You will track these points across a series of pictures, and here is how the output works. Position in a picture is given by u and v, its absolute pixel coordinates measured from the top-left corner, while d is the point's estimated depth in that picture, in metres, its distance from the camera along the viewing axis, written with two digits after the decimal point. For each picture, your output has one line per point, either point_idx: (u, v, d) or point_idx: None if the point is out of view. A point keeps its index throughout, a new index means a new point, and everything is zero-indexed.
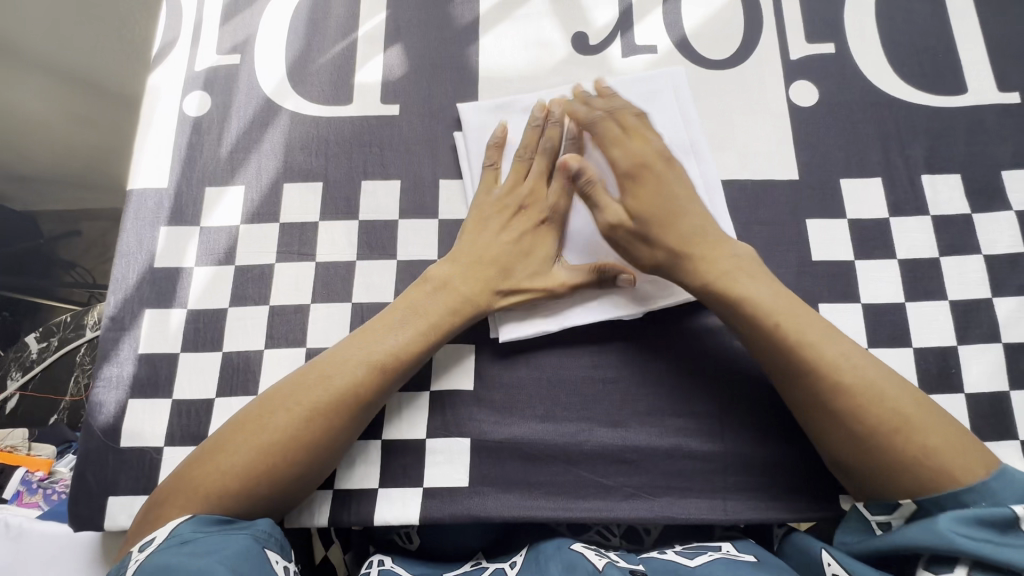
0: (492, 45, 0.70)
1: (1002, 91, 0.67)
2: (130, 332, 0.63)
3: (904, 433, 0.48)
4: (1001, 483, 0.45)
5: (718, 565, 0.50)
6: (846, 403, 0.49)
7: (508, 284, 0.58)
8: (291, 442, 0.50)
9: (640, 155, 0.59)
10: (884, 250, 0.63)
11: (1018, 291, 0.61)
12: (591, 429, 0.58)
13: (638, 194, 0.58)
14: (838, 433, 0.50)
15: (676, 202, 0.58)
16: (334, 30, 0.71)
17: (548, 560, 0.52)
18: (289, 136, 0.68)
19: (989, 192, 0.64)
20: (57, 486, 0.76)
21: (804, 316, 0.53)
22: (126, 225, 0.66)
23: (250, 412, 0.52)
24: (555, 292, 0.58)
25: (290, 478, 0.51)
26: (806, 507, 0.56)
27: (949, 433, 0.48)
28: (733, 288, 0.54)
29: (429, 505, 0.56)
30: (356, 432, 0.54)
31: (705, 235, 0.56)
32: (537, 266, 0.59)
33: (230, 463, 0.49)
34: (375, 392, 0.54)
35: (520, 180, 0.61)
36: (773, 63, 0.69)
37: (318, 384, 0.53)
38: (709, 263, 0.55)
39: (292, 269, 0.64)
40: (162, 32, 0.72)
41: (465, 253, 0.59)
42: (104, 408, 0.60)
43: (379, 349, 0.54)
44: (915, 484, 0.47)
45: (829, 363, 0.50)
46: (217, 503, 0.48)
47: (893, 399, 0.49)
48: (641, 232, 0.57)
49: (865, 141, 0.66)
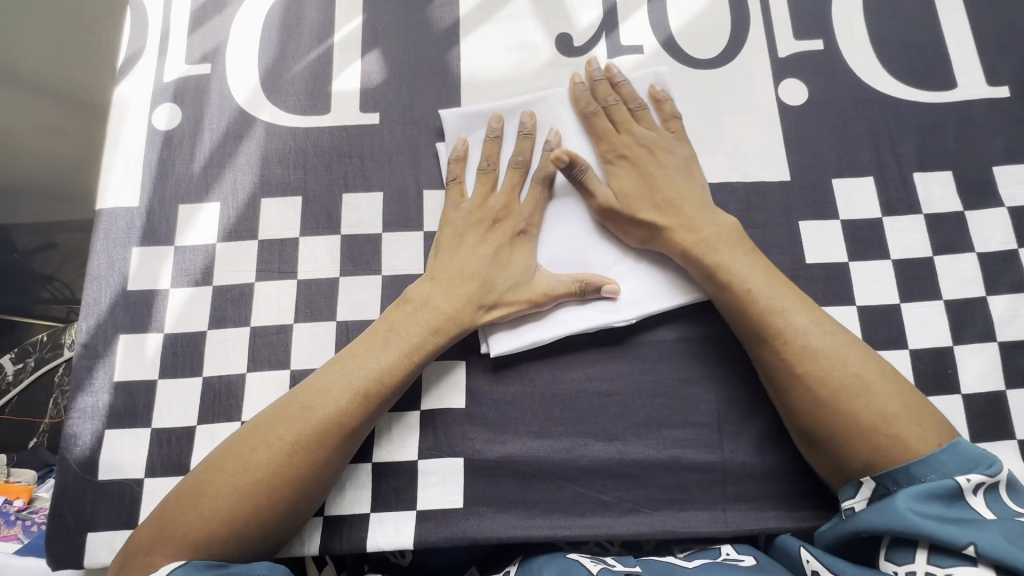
0: (473, 49, 0.68)
1: (991, 85, 0.66)
2: (105, 359, 0.60)
3: (864, 399, 0.50)
4: (950, 456, 0.46)
5: (717, 569, 0.49)
6: (813, 367, 0.51)
7: (491, 301, 0.56)
8: (275, 478, 0.49)
9: (633, 142, 0.60)
10: (877, 251, 0.62)
11: (1011, 289, 0.60)
12: (588, 445, 0.57)
13: (625, 172, 0.60)
14: (803, 400, 0.51)
15: (667, 177, 0.59)
16: (309, 36, 0.69)
17: (542, 566, 0.52)
18: (265, 149, 0.65)
19: (981, 188, 0.63)
20: (37, 516, 0.72)
21: (781, 286, 0.55)
22: (96, 247, 0.63)
23: (229, 449, 0.50)
24: (540, 304, 0.57)
25: (278, 515, 0.49)
26: (807, 516, 0.55)
27: (912, 407, 0.50)
28: (710, 255, 0.56)
29: (423, 528, 0.55)
30: (345, 460, 0.53)
31: (691, 207, 0.58)
32: (521, 281, 0.57)
33: (214, 507, 0.48)
34: (361, 421, 0.52)
35: (489, 193, 0.60)
36: (762, 61, 0.67)
37: (300, 416, 0.51)
38: (685, 234, 0.57)
39: (273, 287, 0.61)
40: (127, 42, 0.68)
41: (445, 273, 0.57)
42: (79, 439, 0.58)
43: (361, 376, 0.52)
44: (869, 453, 0.49)
45: (795, 329, 0.53)
46: (205, 548, 0.47)
47: (887, 394, 0.50)
48: (626, 210, 0.58)
49: (856, 139, 0.65)
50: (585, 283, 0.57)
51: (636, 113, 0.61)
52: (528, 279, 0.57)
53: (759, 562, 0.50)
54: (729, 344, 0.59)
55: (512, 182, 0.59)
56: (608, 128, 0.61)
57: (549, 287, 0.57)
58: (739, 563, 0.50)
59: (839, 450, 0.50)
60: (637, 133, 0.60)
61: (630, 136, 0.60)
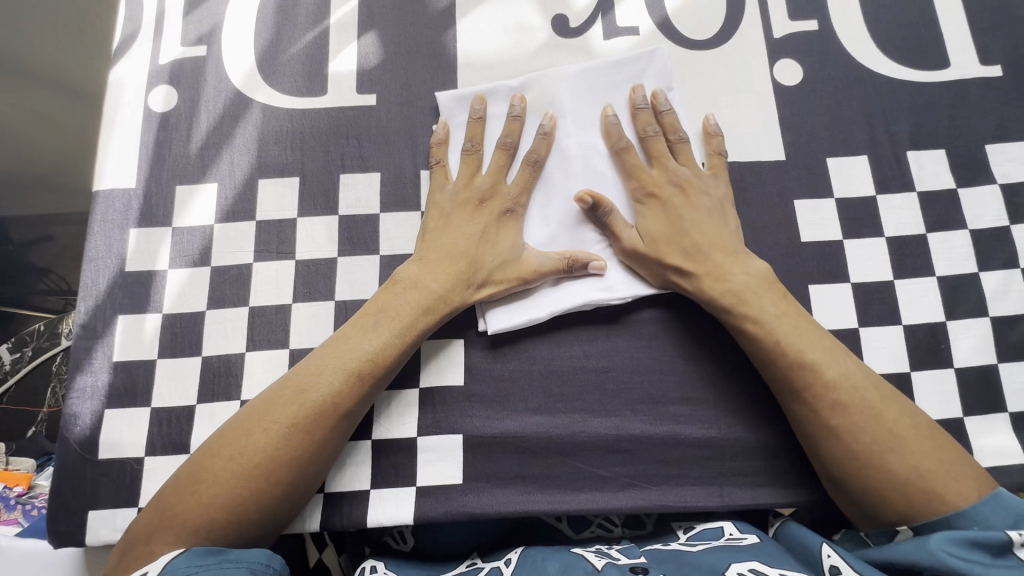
0: (470, 30, 0.68)
1: (983, 64, 0.67)
2: (104, 339, 0.60)
3: (897, 454, 0.49)
4: (992, 507, 0.46)
5: (720, 553, 0.48)
6: (841, 423, 0.51)
7: (481, 282, 0.57)
8: (270, 462, 0.49)
9: (665, 181, 0.59)
10: (871, 228, 0.62)
11: (1003, 265, 0.61)
12: (586, 420, 0.57)
13: (654, 212, 0.58)
14: (835, 451, 0.51)
15: (698, 217, 0.58)
16: (305, 18, 0.69)
17: (546, 561, 0.50)
18: (262, 131, 0.65)
19: (973, 166, 0.64)
20: (37, 501, 0.72)
21: (812, 336, 0.53)
22: (93, 228, 0.63)
23: (225, 435, 0.51)
24: (531, 280, 0.57)
25: (276, 498, 0.49)
26: (802, 488, 0.56)
27: (948, 460, 0.49)
28: (742, 305, 0.55)
29: (422, 504, 0.55)
30: (340, 442, 0.53)
31: (719, 249, 0.57)
32: (510, 261, 0.57)
33: (211, 494, 0.48)
34: (355, 402, 0.52)
35: (475, 174, 0.60)
36: (757, 41, 0.67)
37: (294, 400, 0.51)
38: (715, 281, 0.56)
39: (272, 268, 0.61)
40: (123, 24, 0.68)
41: (434, 256, 0.57)
42: (79, 419, 0.58)
43: (355, 357, 0.53)
44: (905, 506, 0.48)
45: (824, 382, 0.52)
46: (205, 533, 0.47)
47: (926, 451, 0.50)
48: (654, 254, 0.57)
49: (850, 118, 0.65)
50: (573, 260, 0.57)
51: (675, 147, 0.60)
52: (517, 258, 0.58)
53: (761, 541, 0.50)
54: (726, 332, 0.59)
55: (499, 163, 0.59)
56: (637, 167, 0.59)
57: (539, 264, 0.57)
58: (740, 543, 0.50)
59: (871, 501, 0.50)
60: (666, 173, 0.59)
61: (658, 176, 0.59)
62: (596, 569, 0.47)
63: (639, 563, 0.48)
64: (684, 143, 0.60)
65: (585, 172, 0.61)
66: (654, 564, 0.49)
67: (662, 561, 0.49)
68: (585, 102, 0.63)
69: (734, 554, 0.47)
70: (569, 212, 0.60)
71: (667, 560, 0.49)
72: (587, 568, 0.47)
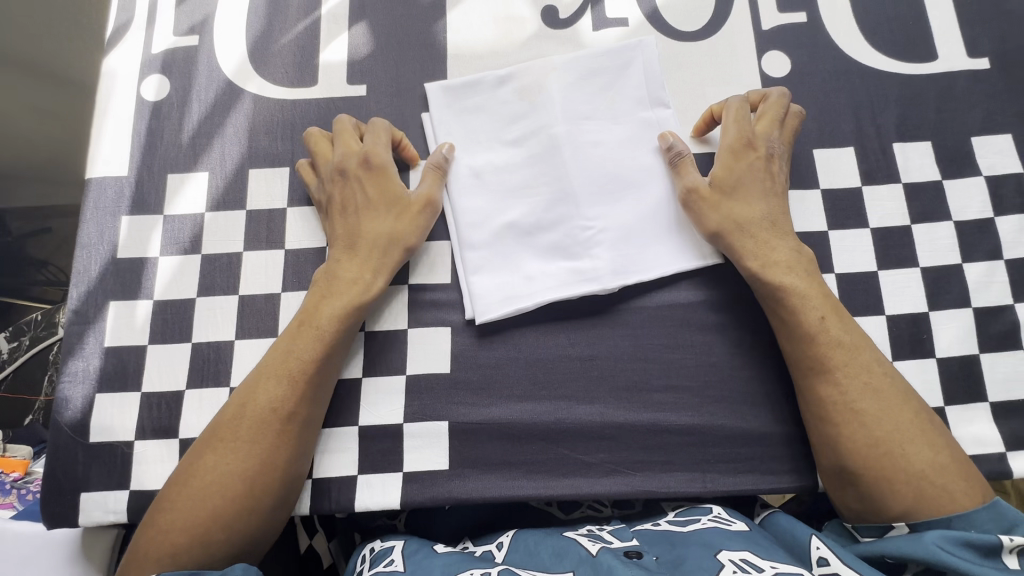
0: (460, 21, 0.69)
1: (971, 57, 0.67)
2: (96, 325, 0.61)
3: (916, 443, 0.50)
4: (990, 513, 0.47)
5: (709, 534, 0.49)
6: (869, 405, 0.51)
7: (392, 241, 0.58)
8: (229, 479, 0.50)
9: (753, 141, 0.59)
10: (857, 219, 0.63)
11: (987, 256, 0.61)
12: (570, 407, 0.58)
13: (729, 163, 0.58)
14: (857, 433, 0.51)
15: (759, 184, 0.58)
16: (297, 9, 0.69)
17: (538, 546, 0.51)
18: (252, 120, 0.66)
19: (959, 158, 0.64)
20: (32, 486, 0.72)
21: (847, 324, 0.55)
22: (85, 215, 0.63)
23: (187, 463, 0.52)
24: (435, 207, 0.59)
25: (244, 513, 0.50)
26: (785, 473, 0.56)
27: (961, 464, 0.50)
28: (788, 280, 0.55)
29: (408, 489, 0.56)
30: (299, 449, 0.53)
31: (771, 223, 0.57)
32: (402, 206, 0.59)
33: (172, 520, 0.49)
34: (296, 404, 0.53)
35: (329, 155, 0.60)
36: (745, 33, 0.68)
37: (240, 419, 0.52)
38: (766, 252, 0.56)
39: (261, 257, 0.62)
40: (116, 14, 0.69)
41: (348, 255, 0.57)
42: (71, 403, 0.59)
43: (285, 365, 0.54)
44: (912, 499, 0.49)
45: (861, 363, 0.53)
46: (171, 559, 0.48)
47: (942, 447, 0.51)
48: (713, 204, 0.57)
49: (837, 110, 0.66)
50: (436, 166, 0.60)
51: (777, 120, 0.61)
52: (406, 198, 0.59)
53: (749, 528, 0.50)
54: (721, 315, 0.60)
55: (343, 134, 0.60)
56: (742, 118, 0.60)
57: (428, 190, 0.59)
58: (728, 526, 0.50)
59: (878, 494, 0.50)
60: (762, 131, 0.60)
61: (755, 129, 0.60)
62: (590, 554, 0.47)
63: (634, 546, 0.49)
64: (787, 119, 0.61)
65: (573, 161, 0.61)
66: (647, 547, 0.49)
67: (654, 543, 0.50)
68: (573, 91, 0.63)
69: (723, 541, 0.47)
70: (555, 200, 0.60)
71: (659, 541, 0.50)
72: (581, 553, 0.48)
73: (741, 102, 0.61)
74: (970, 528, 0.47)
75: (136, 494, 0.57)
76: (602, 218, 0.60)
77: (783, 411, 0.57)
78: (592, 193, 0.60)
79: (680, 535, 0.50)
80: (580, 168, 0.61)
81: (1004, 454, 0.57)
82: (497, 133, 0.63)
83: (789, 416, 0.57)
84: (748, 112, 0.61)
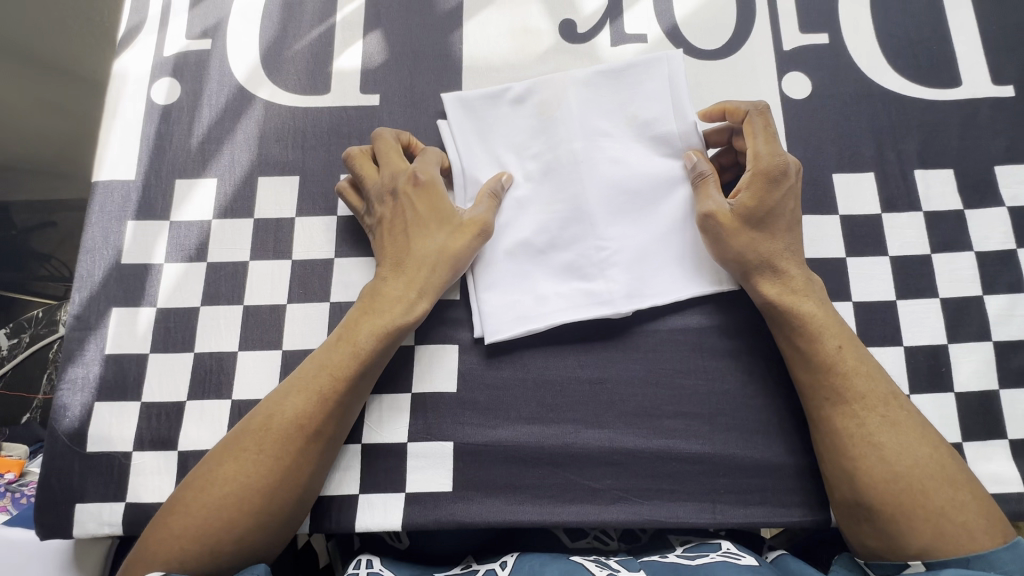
0: (476, 33, 0.68)
1: (995, 84, 0.66)
2: (97, 331, 0.60)
3: (936, 480, 0.49)
4: (1011, 554, 0.46)
5: (717, 568, 0.47)
6: (889, 439, 0.50)
7: (438, 264, 0.56)
8: (241, 490, 0.49)
9: (783, 162, 0.55)
10: (875, 247, 0.61)
11: (1008, 288, 0.60)
12: (577, 431, 0.57)
13: (757, 191, 0.55)
14: (876, 469, 0.49)
15: (787, 215, 0.56)
16: (311, 15, 0.68)
17: (543, 566, 0.49)
18: (263, 127, 0.65)
19: (981, 187, 0.63)
20: (27, 489, 0.70)
21: (866, 357, 0.53)
22: (91, 218, 0.62)
23: (205, 469, 0.51)
24: (487, 231, 0.57)
25: (251, 527, 0.49)
26: (799, 506, 0.54)
27: (982, 501, 0.49)
28: (802, 309, 0.54)
29: (411, 510, 0.54)
30: (320, 467, 0.52)
31: (792, 252, 0.55)
32: (450, 228, 0.57)
33: (183, 525, 0.48)
34: (322, 421, 0.52)
35: (374, 175, 0.59)
36: (766, 53, 0.67)
37: (263, 429, 0.51)
38: (784, 280, 0.55)
39: (268, 267, 0.61)
40: (128, 15, 0.68)
41: (393, 273, 0.56)
42: (69, 410, 0.58)
43: (320, 380, 0.52)
44: (930, 538, 0.47)
45: (878, 396, 0.52)
46: (178, 565, 0.47)
47: (964, 485, 0.49)
48: (733, 228, 0.55)
49: (858, 134, 0.64)
50: (492, 192, 0.59)
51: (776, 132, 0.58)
52: (454, 221, 0.57)
53: (759, 563, 0.49)
54: (736, 340, 0.59)
55: (391, 151, 0.59)
56: (769, 135, 0.56)
57: (480, 215, 0.57)
58: (738, 561, 0.48)
59: (897, 531, 0.48)
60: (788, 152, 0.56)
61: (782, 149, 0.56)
62: None
63: None
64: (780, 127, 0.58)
65: (589, 178, 0.60)
66: None
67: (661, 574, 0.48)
68: (592, 109, 0.62)
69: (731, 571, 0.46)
70: (569, 218, 0.59)
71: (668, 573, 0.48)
72: None
73: (765, 120, 0.56)
74: (989, 568, 0.46)
75: (131, 507, 0.55)
76: (619, 238, 0.59)
77: (798, 443, 0.56)
78: (609, 213, 0.59)
79: (690, 568, 0.48)
80: (598, 186, 0.60)
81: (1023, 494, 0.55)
82: (515, 146, 0.62)
83: (804, 449, 0.56)
84: (771, 129, 0.56)
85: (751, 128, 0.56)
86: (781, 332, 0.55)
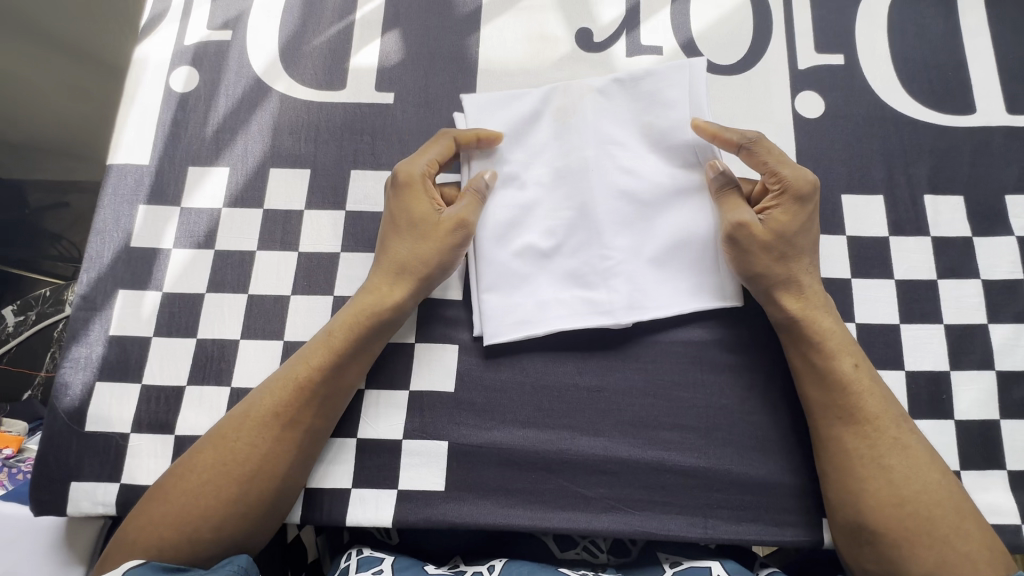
0: (493, 37, 0.68)
1: (1009, 113, 0.65)
2: (102, 312, 0.60)
3: (942, 508, 0.48)
4: None
5: None
6: (898, 462, 0.50)
7: (417, 260, 0.56)
8: (221, 477, 0.50)
9: (812, 180, 0.55)
10: (881, 270, 0.61)
11: (1014, 319, 0.60)
12: (574, 438, 0.56)
13: (790, 207, 0.55)
14: (880, 492, 0.49)
15: (813, 233, 0.56)
16: (331, 11, 0.69)
17: None
18: (277, 120, 0.66)
19: (991, 215, 0.63)
20: (24, 465, 0.70)
21: (876, 378, 0.53)
22: (103, 200, 0.63)
23: (186, 458, 0.51)
24: (466, 227, 0.57)
25: (227, 518, 0.49)
26: (793, 527, 0.54)
27: (986, 532, 0.49)
28: (819, 327, 0.54)
29: (403, 508, 0.54)
30: (297, 462, 0.52)
31: (814, 267, 0.56)
32: (429, 225, 0.57)
33: (162, 513, 0.49)
34: (298, 411, 0.52)
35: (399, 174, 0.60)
36: (780, 71, 0.67)
37: (242, 417, 0.52)
38: (806, 296, 0.55)
39: (274, 257, 0.61)
40: (152, 4, 0.69)
41: (376, 270, 0.57)
42: (69, 389, 0.58)
43: (297, 370, 0.53)
44: (932, 566, 0.47)
45: (889, 418, 0.51)
46: (156, 553, 0.48)
47: (968, 515, 0.49)
48: (766, 243, 0.55)
49: (869, 156, 0.64)
50: (475, 191, 0.58)
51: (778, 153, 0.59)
52: (435, 218, 0.57)
53: None
54: (739, 356, 0.58)
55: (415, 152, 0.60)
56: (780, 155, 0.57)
57: (460, 212, 0.57)
58: None
59: (897, 556, 0.48)
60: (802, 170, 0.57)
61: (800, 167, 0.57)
62: None
63: None
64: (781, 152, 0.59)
65: (599, 186, 0.60)
66: None
67: None
68: (609, 117, 0.62)
69: None
70: (575, 224, 0.60)
71: None
72: None
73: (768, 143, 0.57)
74: None
75: (125, 488, 0.56)
76: (622, 249, 0.59)
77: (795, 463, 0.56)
78: (616, 222, 0.59)
79: None
80: (606, 193, 0.60)
81: (1020, 526, 0.54)
82: (529, 146, 0.62)
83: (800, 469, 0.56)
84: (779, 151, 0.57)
85: (765, 148, 0.57)
86: (795, 348, 0.55)
